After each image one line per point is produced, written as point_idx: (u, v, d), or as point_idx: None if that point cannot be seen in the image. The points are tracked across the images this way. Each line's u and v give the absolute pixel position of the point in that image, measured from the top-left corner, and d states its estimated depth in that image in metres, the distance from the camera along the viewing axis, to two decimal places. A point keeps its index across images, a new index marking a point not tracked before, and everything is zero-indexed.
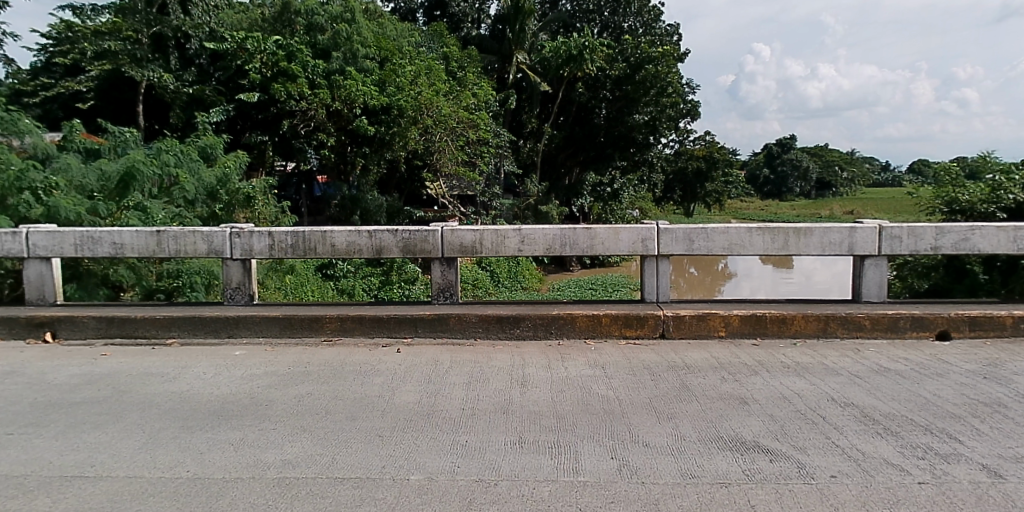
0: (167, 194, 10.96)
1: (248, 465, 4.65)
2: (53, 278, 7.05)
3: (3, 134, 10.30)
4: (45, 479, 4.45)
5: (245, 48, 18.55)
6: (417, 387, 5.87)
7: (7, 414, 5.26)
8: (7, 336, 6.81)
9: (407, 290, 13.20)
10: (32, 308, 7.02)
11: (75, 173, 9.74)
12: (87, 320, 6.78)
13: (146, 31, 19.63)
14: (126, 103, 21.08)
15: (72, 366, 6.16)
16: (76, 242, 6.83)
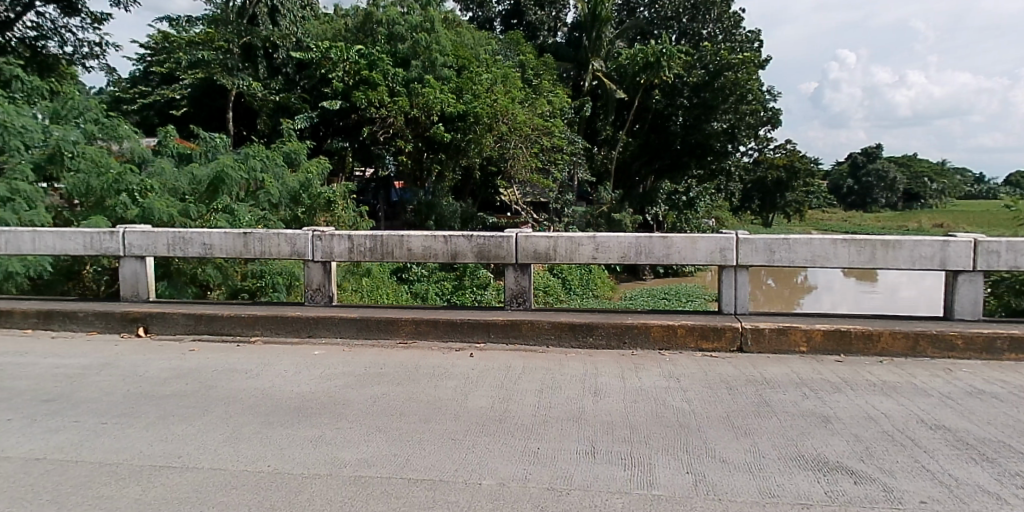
0: (253, 197, 11.35)
1: (326, 463, 4.74)
2: (147, 276, 7.40)
3: (105, 140, 10.98)
4: (136, 467, 4.66)
5: (329, 57, 19.44)
6: (490, 391, 5.88)
7: (102, 404, 5.54)
8: (102, 330, 7.18)
9: (479, 295, 13.69)
10: (127, 303, 7.40)
11: (169, 177, 10.30)
12: (177, 317, 7.09)
13: (237, 41, 20.86)
14: (217, 111, 22.18)
15: (162, 360, 6.45)
16: (169, 242, 7.16)
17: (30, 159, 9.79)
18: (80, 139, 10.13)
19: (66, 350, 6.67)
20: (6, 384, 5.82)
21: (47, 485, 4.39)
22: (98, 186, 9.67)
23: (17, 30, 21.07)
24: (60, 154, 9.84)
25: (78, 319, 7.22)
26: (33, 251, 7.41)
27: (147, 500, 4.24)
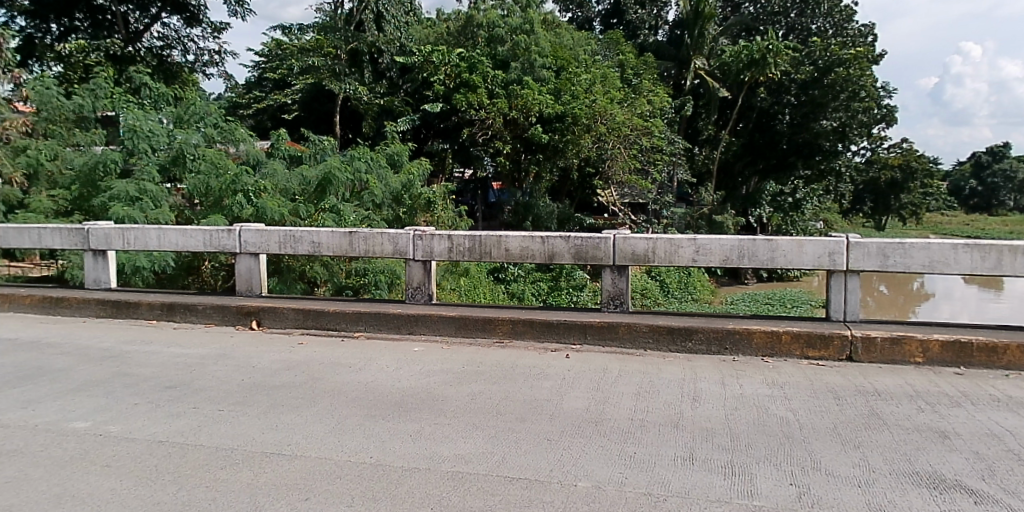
0: (359, 198, 11.84)
1: (424, 457, 4.85)
2: (260, 272, 7.80)
3: (223, 143, 11.85)
4: (249, 453, 4.92)
5: (431, 61, 20.52)
6: (587, 393, 5.86)
7: (219, 391, 5.88)
8: (220, 322, 7.64)
9: (575, 296, 14.23)
10: (242, 298, 7.83)
11: (280, 178, 10.84)
12: (286, 311, 7.44)
13: (345, 47, 21.50)
14: (326, 114, 23.09)
15: (273, 352, 6.79)
16: (280, 240, 7.50)
17: (157, 162, 10.85)
18: (201, 143, 11.04)
19: (186, 340, 7.14)
20: (135, 371, 6.27)
21: (169, 466, 4.70)
22: (216, 187, 10.25)
23: (146, 41, 23.25)
24: (183, 156, 10.83)
25: (198, 311, 7.71)
26: (158, 248, 7.93)
27: (258, 485, 4.47)
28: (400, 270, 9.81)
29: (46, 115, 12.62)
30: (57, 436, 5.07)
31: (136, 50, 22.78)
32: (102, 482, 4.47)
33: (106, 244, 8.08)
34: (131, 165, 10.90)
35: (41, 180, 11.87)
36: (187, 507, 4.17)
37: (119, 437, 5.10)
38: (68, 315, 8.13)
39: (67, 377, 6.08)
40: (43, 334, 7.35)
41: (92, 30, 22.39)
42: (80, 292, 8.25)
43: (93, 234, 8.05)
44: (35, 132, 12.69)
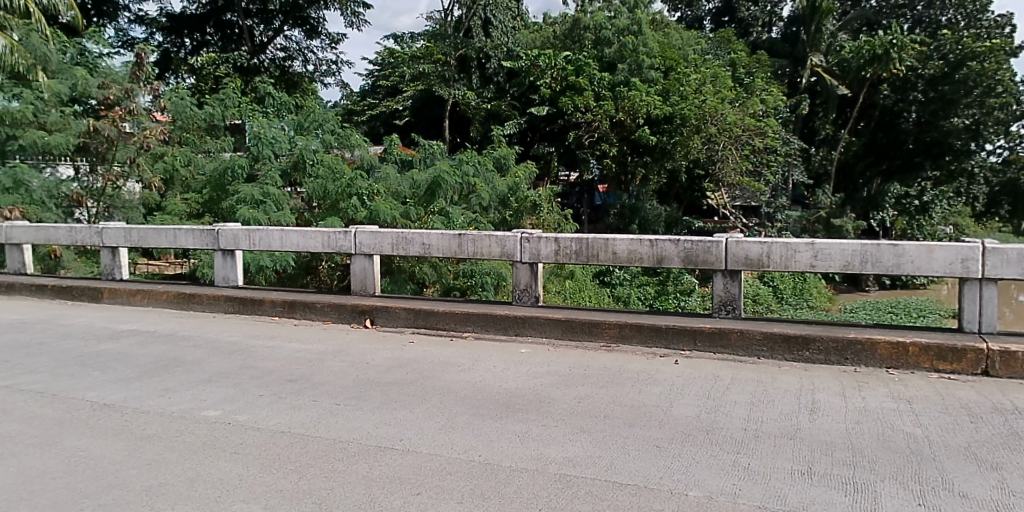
0: (467, 201, 12.17)
1: (533, 458, 4.87)
2: (374, 273, 8.09)
3: (340, 149, 12.44)
4: (364, 446, 5.09)
5: (538, 65, 20.87)
6: (697, 401, 5.73)
7: (336, 386, 6.14)
8: (336, 320, 7.98)
9: (682, 301, 14.34)
10: (356, 296, 8.15)
11: (393, 181, 11.32)
12: (399, 311, 7.68)
13: (454, 53, 22.80)
14: (436, 120, 24.05)
15: (386, 349, 7.04)
16: (393, 242, 7.76)
17: (280, 167, 11.46)
18: (319, 149, 11.61)
19: (304, 336, 7.49)
20: (258, 364, 6.64)
21: (290, 456, 4.93)
22: (333, 191, 11.00)
23: (270, 53, 26.02)
24: (303, 161, 11.42)
25: (315, 309, 8.09)
26: (281, 248, 8.37)
27: (370, 478, 4.61)
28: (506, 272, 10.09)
29: (181, 124, 14.55)
30: (191, 422, 5.43)
31: (261, 62, 25.53)
32: (230, 467, 4.75)
33: (233, 244, 8.60)
34: (256, 171, 11.55)
35: (175, 185, 13.86)
36: (307, 496, 4.36)
37: (245, 426, 5.40)
38: (199, 310, 8.72)
39: (198, 368, 6.51)
40: (179, 327, 7.93)
41: (221, 43, 25.20)
42: (210, 289, 8.82)
43: (222, 235, 8.60)
44: (170, 140, 14.34)
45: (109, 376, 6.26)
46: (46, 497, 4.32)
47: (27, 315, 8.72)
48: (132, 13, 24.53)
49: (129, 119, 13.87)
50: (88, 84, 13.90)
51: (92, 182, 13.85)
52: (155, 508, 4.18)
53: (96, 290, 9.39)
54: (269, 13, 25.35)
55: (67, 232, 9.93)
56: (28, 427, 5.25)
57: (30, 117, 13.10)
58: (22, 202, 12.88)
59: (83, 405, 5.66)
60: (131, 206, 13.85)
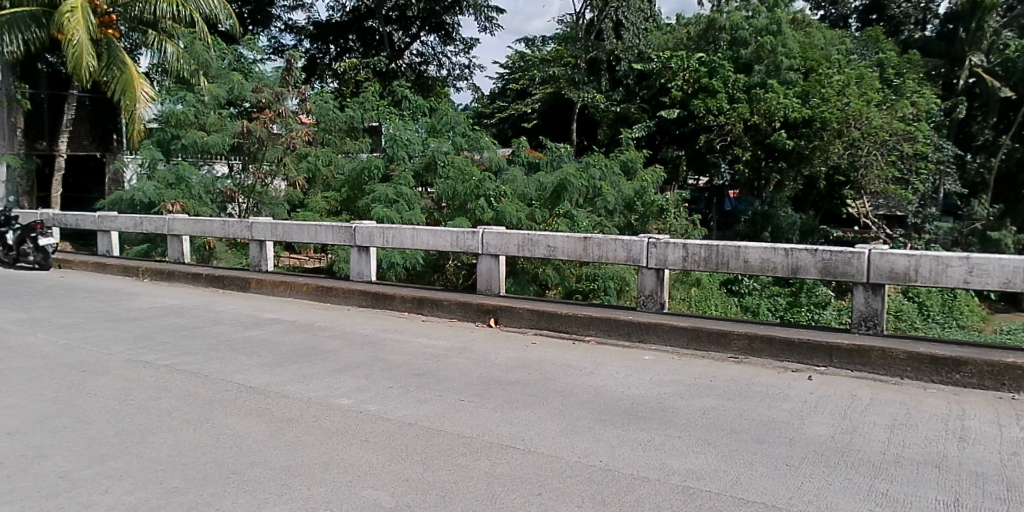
0: (592, 204, 12.58)
1: (654, 468, 4.75)
2: (499, 274, 8.23)
3: (472, 151, 13.04)
4: (486, 443, 5.17)
5: (670, 67, 21.21)
6: (831, 420, 5.43)
7: (461, 382, 6.28)
8: (461, 318, 8.19)
9: (816, 314, 13.57)
10: (481, 296, 8.33)
11: (519, 184, 12.06)
12: (522, 312, 7.80)
13: (584, 56, 23.88)
14: (563, 122, 25.78)
15: (510, 349, 7.14)
16: (519, 243, 7.91)
17: (413, 168, 12.36)
18: (449, 151, 12.39)
19: (431, 332, 7.74)
20: (389, 357, 6.91)
21: (416, 448, 5.08)
22: (463, 192, 11.70)
23: (406, 58, 26.99)
24: (434, 162, 12.20)
25: (442, 306, 8.33)
26: (411, 247, 8.72)
27: (492, 475, 4.65)
28: (628, 277, 10.56)
29: (323, 125, 15.23)
30: (325, 409, 5.70)
31: (398, 67, 26.62)
32: (361, 454, 4.94)
33: (368, 241, 9.07)
34: (390, 171, 12.54)
35: (317, 184, 14.64)
36: (431, 487, 4.46)
37: (374, 416, 5.62)
38: (334, 302, 9.22)
39: (334, 358, 6.85)
40: (316, 318, 8.41)
41: (363, 49, 26.85)
42: (346, 283, 9.28)
43: (358, 232, 9.09)
44: (313, 140, 15.27)
45: (254, 361, 6.70)
46: (198, 470, 4.66)
47: (185, 300, 9.54)
48: (282, 23, 26.37)
49: (278, 122, 14.97)
50: (243, 89, 15.30)
51: (243, 179, 15.09)
52: (292, 488, 4.41)
53: (244, 280, 10.13)
54: (407, 19, 26.37)
55: (220, 225, 10.75)
56: (184, 403, 5.71)
57: (191, 119, 14.66)
58: (184, 197, 14.12)
59: (231, 386, 6.09)
60: (277, 202, 14.71)
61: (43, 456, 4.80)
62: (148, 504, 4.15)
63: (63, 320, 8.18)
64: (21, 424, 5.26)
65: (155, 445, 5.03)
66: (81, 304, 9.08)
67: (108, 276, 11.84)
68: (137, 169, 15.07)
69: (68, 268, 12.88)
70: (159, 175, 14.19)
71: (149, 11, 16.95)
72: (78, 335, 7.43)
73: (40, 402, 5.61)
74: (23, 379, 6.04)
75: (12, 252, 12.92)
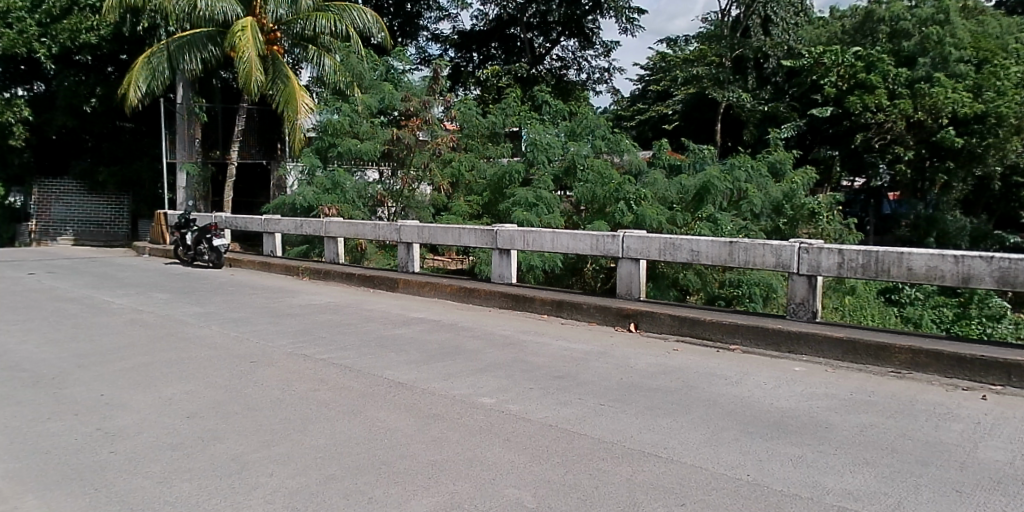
0: (737, 206, 12.86)
1: (807, 484, 4.43)
2: (639, 277, 8.22)
3: (611, 153, 13.80)
4: (628, 450, 5.07)
5: (822, 62, 20.35)
6: (1011, 445, 4.89)
7: (602, 386, 6.26)
8: (601, 322, 8.23)
9: (988, 327, 12.39)
10: (620, 300, 8.34)
11: (661, 187, 12.50)
12: (663, 317, 7.71)
13: (730, 54, 23.98)
14: (706, 121, 25.74)
15: (651, 355, 7.06)
16: (661, 247, 7.92)
17: (553, 171, 13.57)
18: (588, 154, 13.59)
19: (570, 335, 7.80)
20: (530, 358, 7.00)
21: (558, 450, 5.07)
22: (601, 194, 12.57)
23: (547, 63, 27.59)
24: (575, 166, 13.37)
25: (583, 310, 8.40)
26: (552, 249, 8.98)
27: (632, 482, 4.53)
28: (774, 284, 10.47)
29: (467, 132, 15.89)
30: (469, 407, 5.84)
31: (539, 73, 27.13)
32: (504, 454, 5.00)
33: (509, 244, 9.35)
34: (529, 174, 13.93)
35: (460, 188, 15.24)
36: (573, 490, 4.42)
37: (516, 416, 5.69)
38: (476, 303, 9.49)
39: (477, 357, 7.03)
40: (459, 318, 8.69)
41: (505, 56, 27.30)
42: (487, 285, 9.55)
43: (500, 235, 9.39)
44: (457, 146, 15.93)
45: (402, 358, 7.01)
46: (352, 460, 4.90)
47: (338, 298, 10.15)
48: (429, 32, 27.42)
49: (425, 129, 15.99)
50: (393, 98, 16.25)
51: (392, 185, 16.10)
52: (436, 483, 4.52)
53: (392, 280, 10.64)
54: (548, 25, 26.79)
55: (372, 228, 11.40)
56: (340, 395, 6.05)
57: (346, 128, 15.56)
58: (338, 201, 15.12)
59: (381, 381, 6.39)
60: (423, 206, 15.61)
61: (217, 438, 5.23)
62: (307, 489, 4.42)
63: (233, 314, 8.92)
64: (201, 408, 5.76)
65: (314, 433, 5.35)
66: (249, 300, 9.91)
67: (272, 274, 12.79)
68: (297, 175, 16.32)
69: (238, 266, 14.00)
70: (318, 181, 15.22)
71: (311, 27, 17.91)
72: (246, 328, 8.08)
73: (215, 388, 6.14)
74: (202, 367, 6.66)
75: (191, 251, 14.23)
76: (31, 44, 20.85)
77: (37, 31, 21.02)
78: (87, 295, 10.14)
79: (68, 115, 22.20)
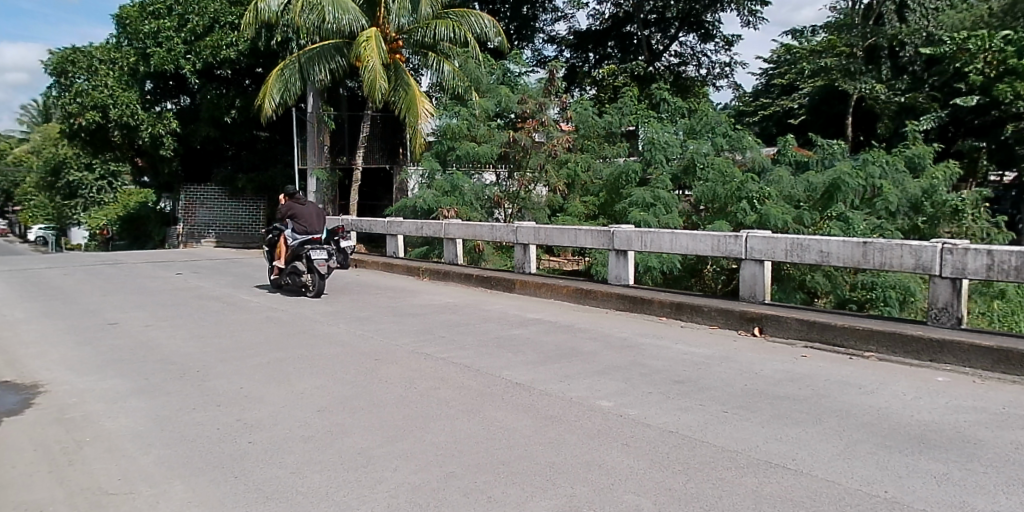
0: (870, 204, 12.36)
1: (954, 505, 4.05)
2: (764, 279, 8.03)
3: (732, 151, 13.83)
4: (753, 460, 4.83)
5: (966, 49, 19.99)
6: None
7: (725, 392, 6.05)
8: (724, 326, 8.05)
9: None
10: (744, 302, 8.15)
11: (786, 185, 12.27)
12: (791, 321, 7.43)
13: (862, 44, 23.48)
14: (836, 115, 25.15)
15: (777, 361, 6.78)
16: (787, 247, 7.69)
17: (672, 171, 13.58)
18: (708, 152, 13.41)
19: (691, 339, 7.63)
20: (649, 362, 6.89)
21: (678, 457, 4.91)
22: (722, 193, 12.58)
23: (665, 60, 27.28)
24: (694, 165, 13.34)
25: (703, 313, 8.25)
26: (671, 250, 8.91)
27: (758, 492, 4.31)
28: (912, 286, 10.04)
29: (583, 133, 16.25)
30: (587, 409, 5.80)
31: (657, 69, 26.83)
32: (623, 458, 4.91)
33: (626, 245, 9.40)
34: (647, 174, 13.89)
35: (576, 189, 15.85)
36: (695, 499, 4.24)
37: (635, 421, 5.58)
38: (593, 305, 9.53)
39: (595, 359, 7.00)
40: (577, 319, 8.71)
41: (621, 54, 27.14)
42: (604, 286, 9.58)
43: (616, 236, 9.47)
44: (573, 147, 16.23)
45: (520, 358, 7.06)
46: (472, 459, 4.97)
47: (457, 298, 10.42)
48: (546, 34, 27.61)
49: (541, 130, 16.34)
50: (509, 100, 16.50)
51: (509, 186, 16.41)
52: (555, 485, 4.50)
53: (510, 281, 10.82)
54: (666, 21, 26.65)
55: (489, 230, 11.66)
56: (459, 394, 6.16)
57: (464, 131, 16.13)
58: (457, 204, 15.64)
59: (499, 381, 6.46)
60: (539, 207, 15.99)
61: (344, 433, 5.45)
62: (428, 485, 4.51)
63: (357, 313, 9.32)
64: (329, 402, 6.03)
65: (434, 431, 5.47)
66: (373, 299, 10.34)
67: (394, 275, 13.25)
68: (419, 179, 16.94)
69: (363, 267, 14.63)
70: (437, 184, 15.77)
71: (430, 35, 18.57)
72: (370, 327, 8.42)
73: (342, 384, 6.42)
74: (332, 363, 6.98)
75: None
76: (179, 61, 22.82)
77: (184, 48, 22.95)
78: (227, 293, 10.91)
79: (211, 126, 23.84)
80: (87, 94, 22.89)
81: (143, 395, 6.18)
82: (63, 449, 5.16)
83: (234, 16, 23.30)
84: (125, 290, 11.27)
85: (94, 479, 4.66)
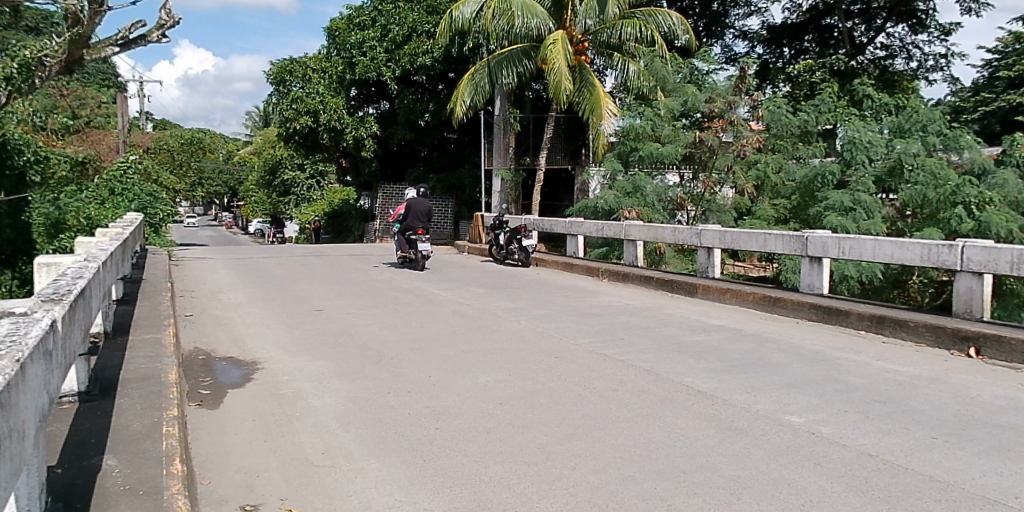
0: None
1: None
2: (982, 294, 7.31)
3: (947, 151, 12.94)
4: (967, 493, 4.34)
5: None
6: None
7: (933, 418, 5.54)
8: (935, 345, 7.37)
9: None
10: (959, 319, 7.46)
11: (1011, 187, 11.75)
12: (1015, 343, 6.65)
13: None
14: None
15: (998, 387, 6.11)
16: (1013, 260, 6.90)
17: (875, 173, 12.99)
18: (919, 151, 12.61)
19: (893, 357, 7.09)
20: (846, 378, 6.50)
21: (877, 482, 4.53)
22: (934, 197, 11.87)
23: (869, 53, 25.39)
24: (900, 166, 12.72)
25: (909, 329, 7.68)
26: (872, 258, 8.43)
27: None
28: None
29: (776, 132, 15.61)
30: (775, 423, 5.56)
31: (860, 63, 25.05)
32: (814, 478, 4.61)
33: (821, 251, 9.03)
34: (846, 176, 13.35)
35: (765, 190, 15.38)
36: None
37: (830, 440, 5.25)
38: (782, 314, 9.19)
39: (785, 372, 6.70)
40: (762, 328, 8.41)
41: (820, 48, 25.53)
42: (796, 295, 9.20)
43: (811, 242, 9.11)
44: (763, 146, 15.69)
45: (702, 365, 6.93)
46: (650, 464, 4.90)
47: (636, 299, 10.43)
48: (736, 30, 26.61)
49: (730, 130, 15.89)
50: (696, 100, 16.26)
51: (693, 188, 16.37)
52: (741, 500, 4.30)
53: (691, 285, 10.68)
54: (872, 11, 24.74)
55: (671, 232, 11.57)
56: (639, 398, 6.14)
57: (648, 132, 16.16)
58: (639, 205, 15.76)
59: (681, 387, 6.36)
60: (724, 210, 15.83)
61: (525, 427, 5.59)
62: (606, 487, 4.52)
63: (538, 310, 9.59)
64: (512, 396, 6.23)
65: (614, 433, 5.48)
66: (553, 297, 10.60)
67: (573, 274, 13.49)
68: (601, 180, 17.23)
69: (543, 266, 14.96)
70: (619, 185, 16.04)
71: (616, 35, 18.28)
72: (550, 324, 8.64)
73: (525, 379, 6.62)
74: (515, 359, 7.22)
75: (503, 250, 15.33)
76: (380, 69, 24.37)
77: (385, 57, 24.45)
78: (415, 286, 11.70)
79: (407, 129, 25.26)
80: (300, 101, 25.43)
81: (346, 377, 6.73)
82: (276, 421, 5.74)
83: (431, 24, 24.22)
84: (326, 279, 12.45)
85: (302, 450, 5.14)
